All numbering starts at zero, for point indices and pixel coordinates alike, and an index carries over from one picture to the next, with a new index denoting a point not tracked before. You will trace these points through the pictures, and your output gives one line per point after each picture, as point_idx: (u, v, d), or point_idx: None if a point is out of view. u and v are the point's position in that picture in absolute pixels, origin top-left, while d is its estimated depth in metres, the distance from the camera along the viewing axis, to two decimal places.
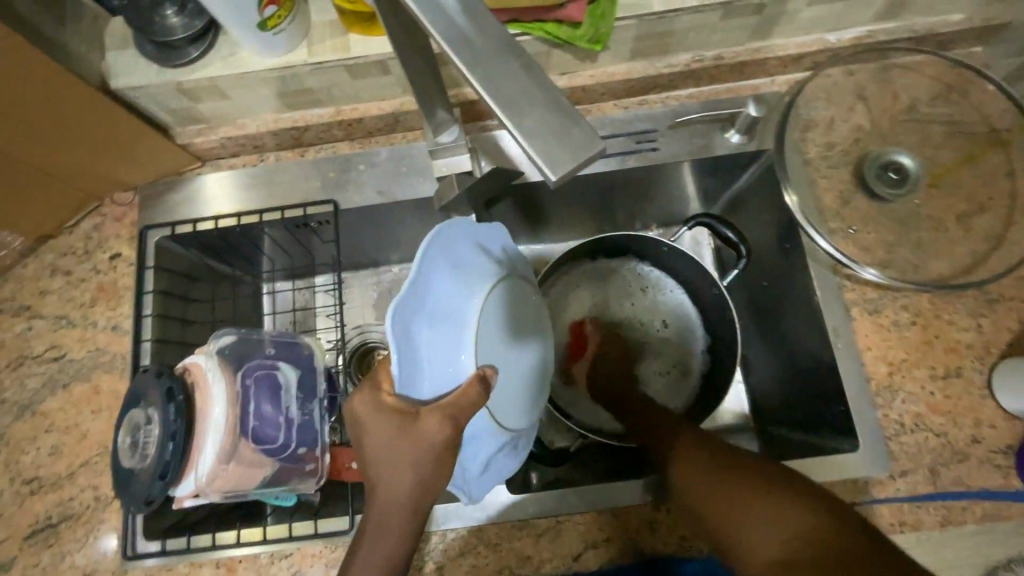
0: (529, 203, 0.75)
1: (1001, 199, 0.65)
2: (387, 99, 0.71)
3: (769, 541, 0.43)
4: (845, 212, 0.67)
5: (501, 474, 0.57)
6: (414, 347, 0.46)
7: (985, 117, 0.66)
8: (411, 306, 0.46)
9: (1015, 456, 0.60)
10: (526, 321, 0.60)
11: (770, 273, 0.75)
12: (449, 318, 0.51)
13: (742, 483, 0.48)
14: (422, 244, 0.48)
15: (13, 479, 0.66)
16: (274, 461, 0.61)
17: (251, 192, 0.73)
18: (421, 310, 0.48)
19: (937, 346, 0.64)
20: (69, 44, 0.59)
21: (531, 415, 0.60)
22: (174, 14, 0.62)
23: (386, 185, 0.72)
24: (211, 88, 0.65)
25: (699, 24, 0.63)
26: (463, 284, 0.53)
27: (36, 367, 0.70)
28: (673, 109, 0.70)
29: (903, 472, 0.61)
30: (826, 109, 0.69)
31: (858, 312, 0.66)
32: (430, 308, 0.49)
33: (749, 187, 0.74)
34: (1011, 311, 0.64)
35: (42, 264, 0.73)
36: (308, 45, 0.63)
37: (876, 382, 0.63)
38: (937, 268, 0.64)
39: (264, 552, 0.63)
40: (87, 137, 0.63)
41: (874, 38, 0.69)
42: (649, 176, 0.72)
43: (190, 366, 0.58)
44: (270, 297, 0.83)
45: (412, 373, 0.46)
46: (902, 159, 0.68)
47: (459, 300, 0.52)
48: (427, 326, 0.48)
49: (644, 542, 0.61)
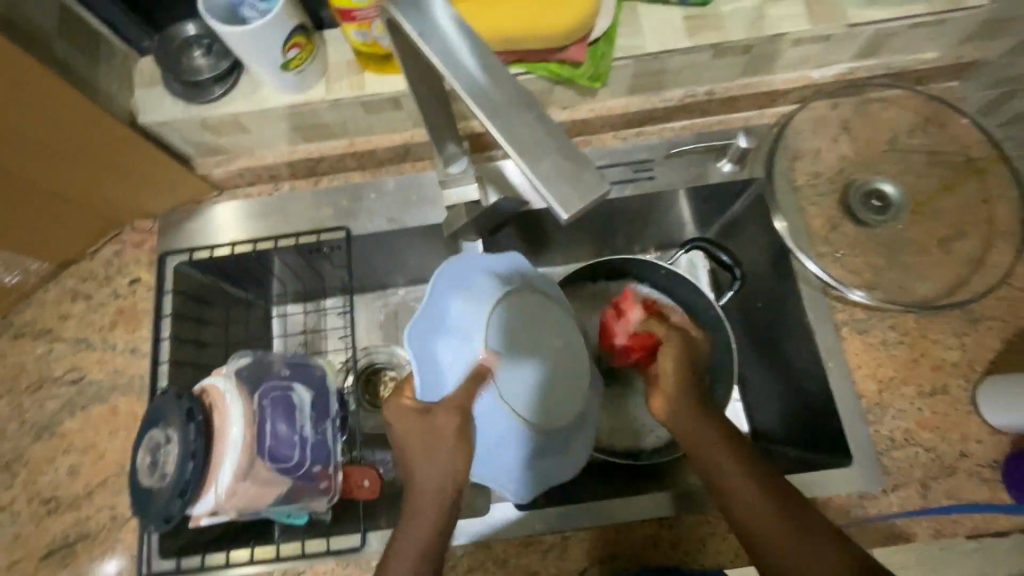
0: (533, 228, 0.78)
1: (979, 224, 0.69)
2: (397, 131, 0.75)
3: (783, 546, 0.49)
4: (832, 237, 0.71)
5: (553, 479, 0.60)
6: (433, 360, 0.55)
7: (963, 147, 0.71)
8: (426, 328, 0.56)
9: (1001, 469, 0.63)
10: (547, 325, 0.59)
11: (763, 294, 0.78)
12: (464, 331, 0.55)
13: (758, 487, 0.51)
14: (431, 277, 0.58)
15: (32, 499, 0.68)
16: (289, 479, 0.63)
17: (267, 220, 0.76)
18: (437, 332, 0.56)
19: (924, 364, 0.67)
20: (100, 82, 0.63)
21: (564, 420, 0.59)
22: (200, 55, 0.67)
23: (397, 213, 0.75)
24: (233, 123, 0.69)
25: (691, 63, 0.68)
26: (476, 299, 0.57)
27: (56, 389, 0.72)
28: (668, 141, 0.75)
29: (895, 486, 0.63)
30: (813, 140, 0.73)
31: (848, 331, 0.69)
32: (445, 326, 0.56)
33: (742, 214, 0.78)
34: (993, 330, 0.67)
35: (64, 289, 0.75)
36: (326, 84, 0.68)
37: (867, 399, 0.66)
38: (922, 290, 0.68)
39: (277, 570, 0.65)
40: (111, 169, 0.66)
41: (856, 74, 0.73)
42: (647, 203, 0.76)
43: (210, 388, 0.61)
44: (280, 319, 0.85)
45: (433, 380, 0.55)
46: (884, 187, 0.72)
47: (472, 314, 0.56)
48: (444, 342, 0.55)
49: (648, 557, 0.63)
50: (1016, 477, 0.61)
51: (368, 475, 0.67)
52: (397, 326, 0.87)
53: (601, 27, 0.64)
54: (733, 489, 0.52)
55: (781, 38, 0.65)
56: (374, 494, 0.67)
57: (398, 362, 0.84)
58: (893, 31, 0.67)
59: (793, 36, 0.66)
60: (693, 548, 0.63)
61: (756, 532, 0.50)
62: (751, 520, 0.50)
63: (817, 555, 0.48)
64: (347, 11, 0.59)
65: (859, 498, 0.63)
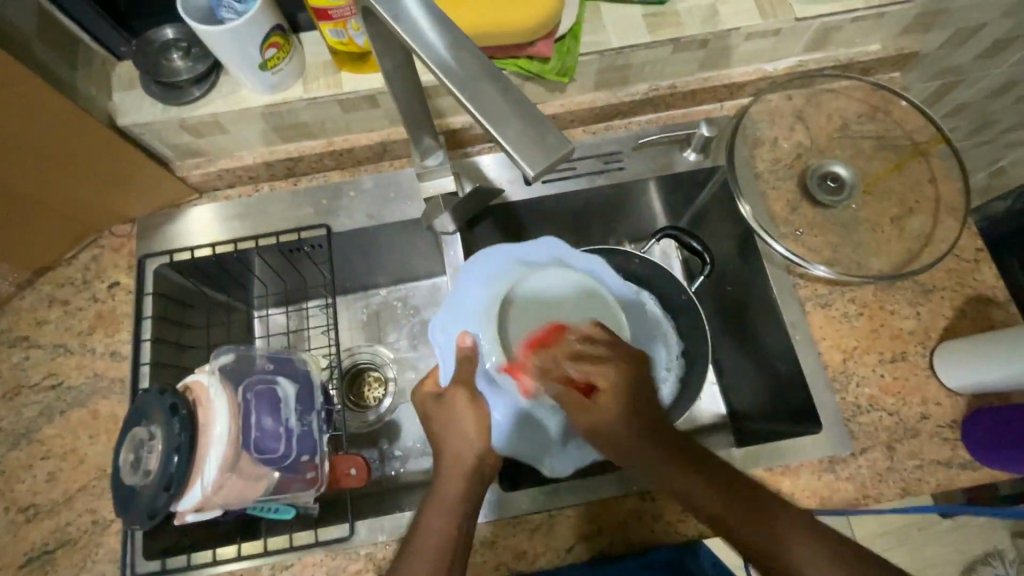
0: (509, 221, 0.81)
1: (926, 202, 0.73)
2: (374, 130, 0.78)
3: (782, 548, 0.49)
4: (792, 218, 0.75)
5: (584, 457, 0.67)
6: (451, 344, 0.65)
7: (907, 131, 0.76)
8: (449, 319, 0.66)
9: (960, 428, 0.66)
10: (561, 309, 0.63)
11: (733, 277, 0.81)
12: (472, 315, 0.64)
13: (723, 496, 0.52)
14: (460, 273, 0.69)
15: (9, 507, 0.67)
16: (274, 471, 0.62)
17: (246, 221, 0.77)
18: (458, 320, 0.65)
19: (884, 333, 0.71)
20: (79, 85, 0.64)
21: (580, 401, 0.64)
22: (179, 58, 0.68)
23: (376, 210, 0.77)
24: (212, 123, 0.70)
25: (653, 58, 0.72)
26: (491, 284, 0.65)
27: (33, 396, 0.71)
28: (635, 133, 0.79)
29: (863, 449, 0.66)
30: (771, 129, 0.78)
31: (811, 306, 0.72)
32: (463, 313, 0.66)
33: (707, 204, 0.82)
34: (944, 299, 0.72)
35: (40, 295, 0.75)
36: (303, 84, 0.70)
37: (832, 368, 0.70)
38: (877, 264, 0.72)
39: (264, 565, 0.65)
40: (89, 170, 0.66)
41: (805, 67, 0.78)
42: (617, 193, 0.79)
43: (193, 384, 0.61)
44: (262, 321, 0.86)
45: (448, 366, 0.63)
46: (838, 169, 0.76)
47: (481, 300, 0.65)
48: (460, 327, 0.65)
49: (633, 532, 0.65)
50: (973, 434, 0.64)
51: (356, 463, 0.68)
52: (379, 327, 0.88)
53: (566, 24, 0.67)
54: (694, 496, 0.53)
55: (735, 31, 0.70)
56: (361, 483, 0.69)
57: (381, 361, 0.86)
58: (837, 25, 0.72)
59: (745, 30, 0.70)
60: (676, 520, 0.65)
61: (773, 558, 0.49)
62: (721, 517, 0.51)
63: (788, 539, 0.49)
64: (323, 10, 0.61)
65: (830, 463, 0.65)
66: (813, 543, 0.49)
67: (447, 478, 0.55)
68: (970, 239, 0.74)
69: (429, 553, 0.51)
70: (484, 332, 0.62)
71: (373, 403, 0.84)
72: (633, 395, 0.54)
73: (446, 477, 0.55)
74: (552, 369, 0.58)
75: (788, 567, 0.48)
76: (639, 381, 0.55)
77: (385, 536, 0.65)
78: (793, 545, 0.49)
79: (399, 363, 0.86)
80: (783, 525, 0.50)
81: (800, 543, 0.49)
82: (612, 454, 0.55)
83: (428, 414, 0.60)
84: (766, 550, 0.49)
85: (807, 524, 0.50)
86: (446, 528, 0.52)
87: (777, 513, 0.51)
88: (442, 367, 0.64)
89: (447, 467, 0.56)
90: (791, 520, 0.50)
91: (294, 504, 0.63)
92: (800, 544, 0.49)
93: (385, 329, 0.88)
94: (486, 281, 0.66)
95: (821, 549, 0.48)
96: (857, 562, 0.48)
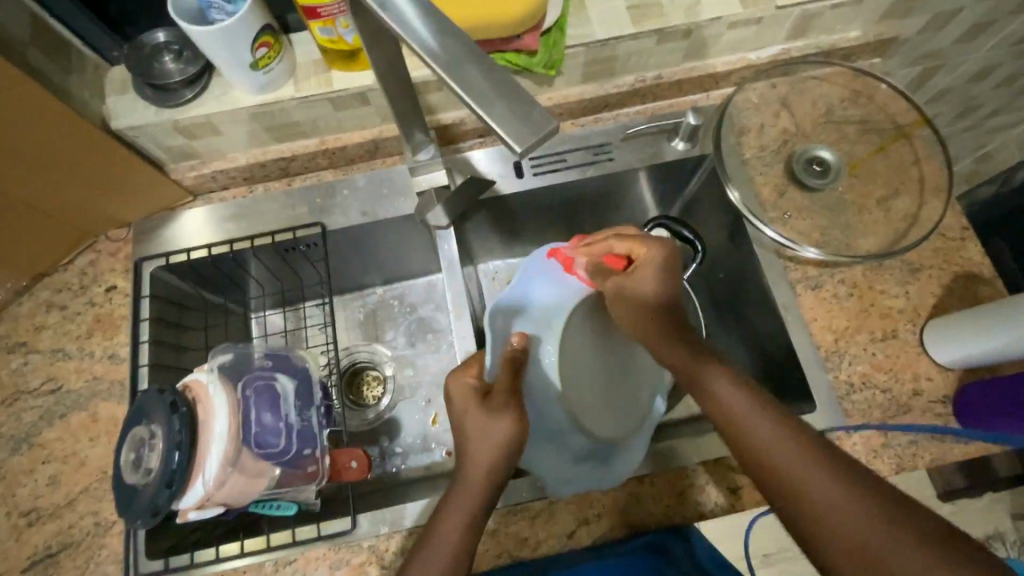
0: (503, 215, 0.82)
1: (911, 183, 0.75)
2: (365, 128, 0.78)
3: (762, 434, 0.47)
4: (780, 203, 0.76)
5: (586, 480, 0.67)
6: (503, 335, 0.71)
7: (889, 115, 0.78)
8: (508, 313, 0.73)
9: (951, 403, 0.67)
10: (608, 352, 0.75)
11: (725, 264, 0.82)
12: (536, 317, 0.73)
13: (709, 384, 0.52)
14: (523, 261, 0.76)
15: (11, 512, 0.67)
16: (275, 467, 0.63)
17: (241, 222, 0.78)
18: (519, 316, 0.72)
19: (874, 313, 0.72)
20: (73, 89, 0.64)
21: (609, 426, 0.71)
22: (172, 61, 0.70)
23: (370, 206, 0.78)
24: (206, 125, 0.71)
25: (639, 49, 0.73)
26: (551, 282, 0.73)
27: (32, 401, 0.71)
28: (623, 124, 0.80)
29: (858, 427, 0.67)
30: (756, 117, 0.79)
31: (802, 288, 0.73)
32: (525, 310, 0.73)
33: (697, 192, 0.83)
34: (932, 278, 0.73)
35: (37, 301, 0.75)
36: (295, 83, 0.71)
37: (824, 349, 0.71)
38: (865, 244, 0.73)
39: (268, 561, 0.65)
40: (85, 173, 0.67)
41: (788, 55, 0.80)
42: (608, 184, 0.80)
43: (192, 383, 0.61)
44: (259, 322, 0.86)
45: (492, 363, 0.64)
46: (822, 154, 0.78)
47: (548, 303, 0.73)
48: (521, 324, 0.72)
49: (634, 514, 0.65)
50: (963, 407, 0.66)
51: (356, 456, 0.69)
52: (377, 324, 0.89)
53: (552, 18, 0.69)
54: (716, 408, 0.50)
55: (717, 21, 0.71)
56: (363, 474, 0.69)
57: (379, 360, 0.87)
58: (817, 12, 0.73)
59: (727, 19, 0.71)
60: (675, 502, 0.66)
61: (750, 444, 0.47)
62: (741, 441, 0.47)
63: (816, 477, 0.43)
64: (312, 9, 0.62)
65: (826, 441, 0.66)
66: (843, 484, 0.42)
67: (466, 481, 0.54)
68: (955, 218, 0.76)
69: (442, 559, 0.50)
70: (543, 336, 0.72)
71: (372, 402, 0.85)
72: (666, 281, 0.60)
73: (468, 487, 0.54)
74: (590, 252, 0.67)
75: (800, 495, 0.43)
76: (670, 259, 0.61)
77: (387, 528, 0.65)
78: (814, 477, 0.43)
79: (397, 361, 0.86)
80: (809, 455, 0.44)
81: (829, 481, 0.42)
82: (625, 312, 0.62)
83: (467, 411, 0.57)
84: (775, 471, 0.45)
85: (849, 465, 0.43)
86: (459, 540, 0.51)
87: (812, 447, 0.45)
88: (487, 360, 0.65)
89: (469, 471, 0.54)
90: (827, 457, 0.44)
91: (297, 499, 0.64)
92: (819, 474, 0.43)
93: (382, 326, 0.89)
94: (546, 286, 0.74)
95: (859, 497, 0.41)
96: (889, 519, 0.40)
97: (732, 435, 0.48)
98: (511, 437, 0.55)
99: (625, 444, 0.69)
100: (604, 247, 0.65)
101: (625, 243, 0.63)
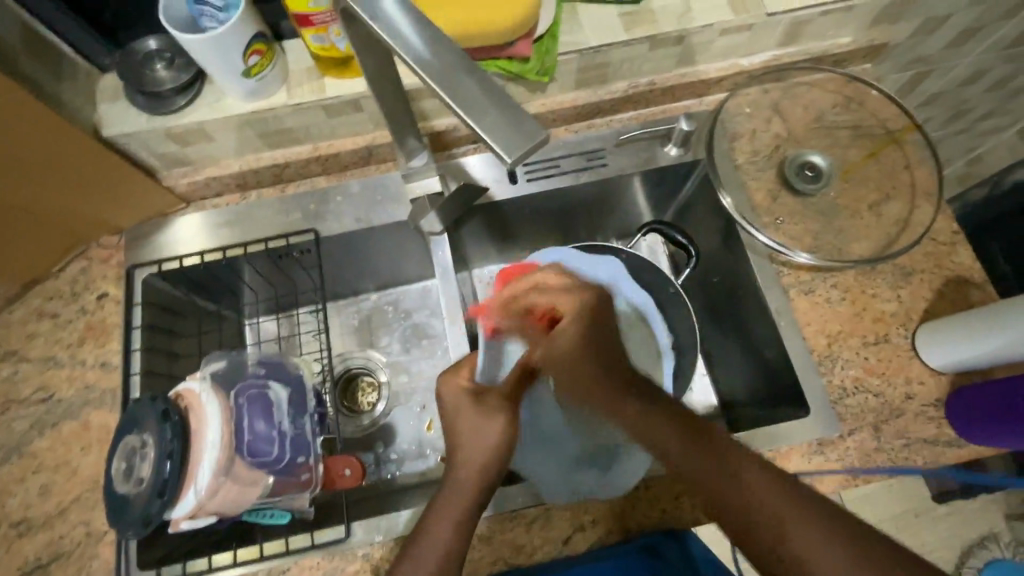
0: (496, 221, 0.82)
1: (902, 188, 0.75)
2: (359, 135, 0.78)
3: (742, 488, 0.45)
4: (773, 207, 0.76)
5: (581, 486, 0.66)
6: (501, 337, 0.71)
7: (880, 120, 0.78)
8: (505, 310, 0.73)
9: (944, 407, 0.68)
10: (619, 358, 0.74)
11: (719, 269, 0.82)
12: None
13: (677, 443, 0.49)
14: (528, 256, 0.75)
15: (1, 523, 0.66)
16: (268, 475, 0.62)
17: (234, 229, 0.78)
18: None
19: (867, 317, 0.72)
20: (63, 97, 0.64)
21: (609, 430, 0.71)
22: (163, 68, 0.69)
23: (364, 213, 0.78)
24: (198, 132, 0.71)
25: (631, 55, 0.73)
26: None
27: (23, 410, 0.71)
28: (617, 129, 0.80)
29: (851, 431, 0.67)
30: (748, 122, 0.80)
31: (795, 293, 0.74)
32: None
33: (690, 197, 0.83)
34: (923, 282, 0.73)
35: (29, 309, 0.75)
36: (288, 89, 0.71)
37: (818, 353, 0.71)
38: (857, 248, 0.73)
39: (261, 570, 0.65)
40: (76, 181, 0.67)
41: (780, 61, 0.80)
42: (601, 189, 0.81)
43: (185, 391, 0.60)
44: (253, 328, 0.86)
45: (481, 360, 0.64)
46: (814, 159, 0.78)
47: None
48: None
49: (629, 520, 0.65)
50: (955, 411, 0.66)
51: (350, 464, 0.69)
52: (371, 330, 0.88)
53: (544, 25, 0.69)
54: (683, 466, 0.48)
55: (709, 28, 0.71)
56: (357, 482, 0.69)
57: (373, 366, 0.86)
58: (808, 19, 0.74)
59: (718, 26, 0.72)
60: (671, 507, 0.66)
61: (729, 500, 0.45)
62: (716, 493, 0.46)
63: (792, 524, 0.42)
64: (304, 16, 0.62)
65: (819, 445, 0.67)
66: (826, 528, 0.42)
67: (454, 485, 0.54)
68: (947, 223, 0.76)
69: (433, 554, 0.50)
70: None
71: (367, 408, 0.85)
72: (586, 336, 0.59)
73: (456, 484, 0.54)
74: (514, 308, 0.67)
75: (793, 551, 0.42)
76: (592, 312, 0.61)
77: (381, 536, 0.65)
78: (803, 527, 0.42)
79: (392, 366, 0.86)
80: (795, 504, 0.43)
81: (807, 527, 0.42)
82: (563, 376, 0.60)
83: (460, 413, 0.59)
84: (763, 528, 0.43)
85: (828, 505, 0.43)
86: (451, 536, 0.51)
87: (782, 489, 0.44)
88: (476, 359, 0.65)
89: (459, 473, 0.55)
90: (793, 491, 0.44)
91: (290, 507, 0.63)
92: (808, 525, 0.42)
93: (377, 332, 0.88)
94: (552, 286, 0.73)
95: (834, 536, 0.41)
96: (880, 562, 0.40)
97: (710, 495, 0.46)
98: (503, 440, 0.57)
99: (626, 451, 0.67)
100: (529, 302, 0.66)
101: (545, 297, 0.64)
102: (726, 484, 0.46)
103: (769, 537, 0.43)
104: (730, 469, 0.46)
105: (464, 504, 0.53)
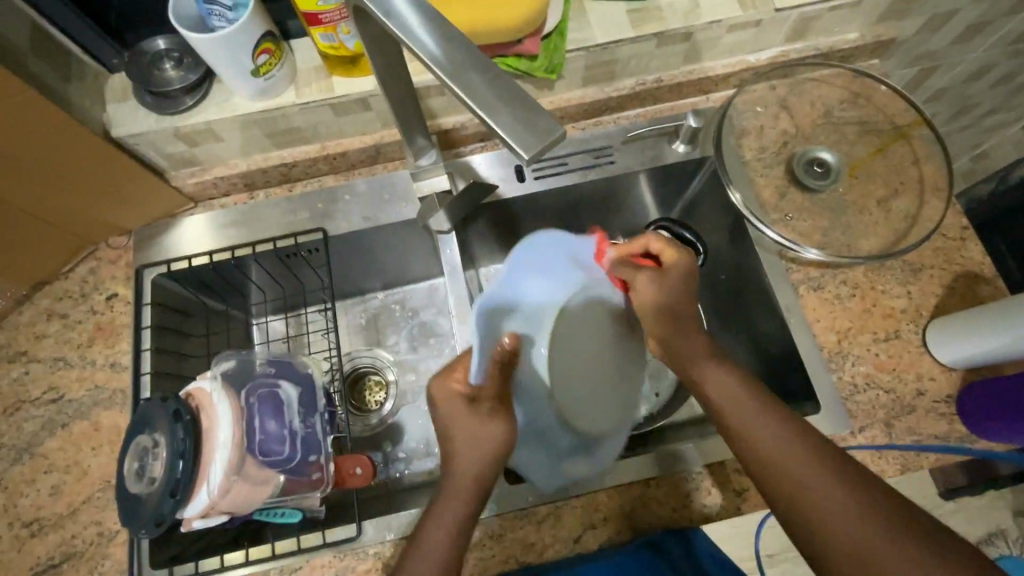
0: (504, 220, 0.82)
1: (910, 183, 0.75)
2: (367, 134, 0.78)
3: (771, 446, 0.49)
4: (781, 204, 0.76)
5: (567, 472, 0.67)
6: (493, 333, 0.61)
7: (888, 115, 0.78)
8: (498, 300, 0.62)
9: (955, 403, 0.68)
10: (599, 344, 0.71)
11: (726, 265, 0.82)
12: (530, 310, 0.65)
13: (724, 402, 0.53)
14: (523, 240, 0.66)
15: (13, 523, 0.66)
16: (279, 475, 0.62)
17: (242, 228, 0.78)
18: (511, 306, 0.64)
19: (876, 313, 0.72)
20: (73, 97, 0.64)
21: (599, 423, 0.70)
22: (171, 68, 0.69)
23: (372, 212, 0.78)
24: (207, 131, 0.71)
25: (638, 52, 0.73)
26: (547, 278, 0.67)
27: (34, 411, 0.71)
28: (624, 127, 0.80)
29: (862, 428, 0.67)
30: (756, 118, 0.80)
31: (804, 289, 0.74)
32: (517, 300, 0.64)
33: (697, 195, 0.83)
34: (933, 278, 0.73)
35: (38, 310, 0.75)
36: (296, 89, 0.71)
37: (828, 349, 0.71)
38: (867, 245, 0.73)
39: (273, 568, 0.65)
40: (85, 182, 0.67)
41: (787, 57, 0.80)
42: (609, 187, 0.80)
43: (196, 391, 0.60)
44: (261, 328, 0.86)
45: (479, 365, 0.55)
46: (823, 155, 0.78)
47: (541, 294, 0.67)
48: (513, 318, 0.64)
49: (640, 517, 0.65)
50: (966, 406, 0.66)
51: (361, 463, 0.68)
52: (378, 329, 0.88)
53: (552, 22, 0.69)
54: (729, 416, 0.52)
55: (717, 24, 0.71)
56: (367, 481, 0.68)
57: (381, 364, 0.86)
58: (816, 15, 0.73)
59: (726, 22, 0.72)
60: (681, 505, 0.66)
61: (762, 455, 0.49)
62: (756, 448, 0.49)
63: (826, 489, 0.46)
64: (313, 15, 0.61)
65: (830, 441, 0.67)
66: (849, 493, 0.45)
67: (450, 491, 0.53)
68: (956, 218, 0.76)
69: (430, 562, 0.50)
70: (537, 334, 0.66)
71: (375, 407, 0.84)
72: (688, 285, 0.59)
73: (450, 494, 0.53)
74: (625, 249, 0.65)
75: (812, 510, 0.45)
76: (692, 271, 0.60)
77: (392, 535, 0.65)
78: (824, 488, 0.46)
79: (399, 365, 0.86)
80: (824, 471, 0.46)
81: (832, 488, 0.46)
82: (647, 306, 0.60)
83: (454, 418, 0.54)
84: (789, 485, 0.47)
85: (855, 472, 0.46)
86: (446, 544, 0.51)
87: (825, 461, 0.47)
88: (473, 361, 0.55)
89: (452, 478, 0.53)
90: (823, 452, 0.48)
91: (301, 506, 0.63)
92: (833, 488, 0.46)
93: (384, 331, 0.88)
94: (541, 273, 0.66)
95: (868, 509, 0.44)
96: (895, 526, 0.43)
97: (741, 447, 0.50)
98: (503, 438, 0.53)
99: (611, 437, 0.70)
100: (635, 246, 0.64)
101: (661, 244, 0.61)
102: (758, 442, 0.49)
103: (792, 494, 0.47)
104: (763, 430, 0.50)
105: (460, 509, 0.52)
